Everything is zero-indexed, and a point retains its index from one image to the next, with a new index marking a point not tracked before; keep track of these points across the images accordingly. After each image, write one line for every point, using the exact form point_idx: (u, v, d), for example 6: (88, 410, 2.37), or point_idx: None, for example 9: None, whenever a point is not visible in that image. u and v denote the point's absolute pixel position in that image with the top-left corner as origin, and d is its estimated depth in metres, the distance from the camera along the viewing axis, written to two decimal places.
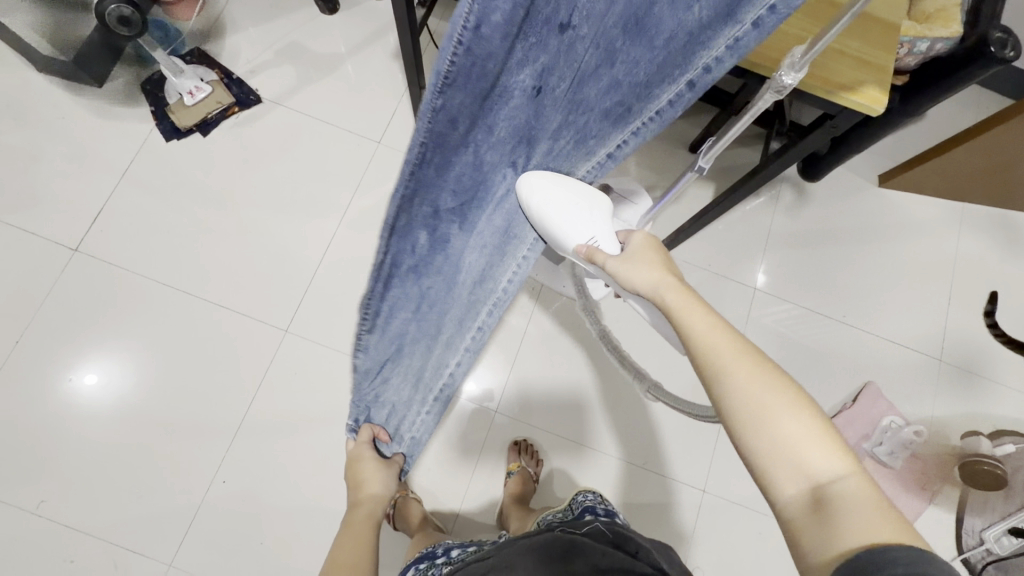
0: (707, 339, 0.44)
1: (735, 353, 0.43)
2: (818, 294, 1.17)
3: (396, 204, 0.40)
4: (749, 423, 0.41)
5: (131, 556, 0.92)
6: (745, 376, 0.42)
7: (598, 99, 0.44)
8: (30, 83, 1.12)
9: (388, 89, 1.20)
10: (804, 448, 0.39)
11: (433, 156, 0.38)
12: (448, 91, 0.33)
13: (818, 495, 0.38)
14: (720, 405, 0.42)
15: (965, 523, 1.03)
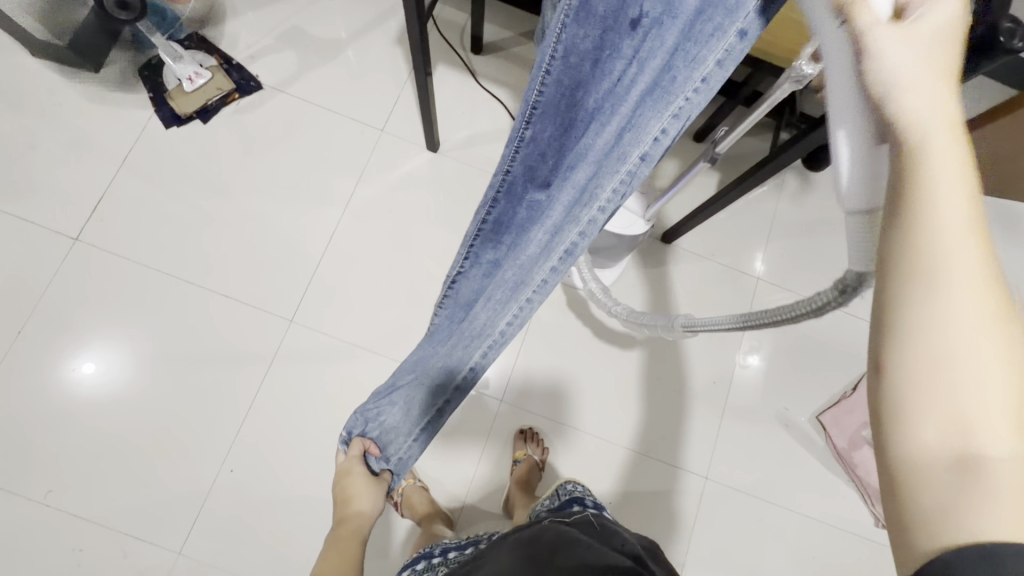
0: (937, 176, 0.25)
1: (968, 218, 0.25)
2: (820, 283, 1.17)
3: (481, 227, 0.50)
4: (926, 323, 0.25)
5: (140, 544, 0.93)
6: (954, 271, 0.24)
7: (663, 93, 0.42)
8: (25, 68, 1.09)
9: (391, 76, 1.18)
10: (991, 406, 0.24)
11: (519, 185, 0.46)
12: (533, 122, 0.41)
13: (969, 462, 0.24)
14: (889, 291, 0.26)
15: None
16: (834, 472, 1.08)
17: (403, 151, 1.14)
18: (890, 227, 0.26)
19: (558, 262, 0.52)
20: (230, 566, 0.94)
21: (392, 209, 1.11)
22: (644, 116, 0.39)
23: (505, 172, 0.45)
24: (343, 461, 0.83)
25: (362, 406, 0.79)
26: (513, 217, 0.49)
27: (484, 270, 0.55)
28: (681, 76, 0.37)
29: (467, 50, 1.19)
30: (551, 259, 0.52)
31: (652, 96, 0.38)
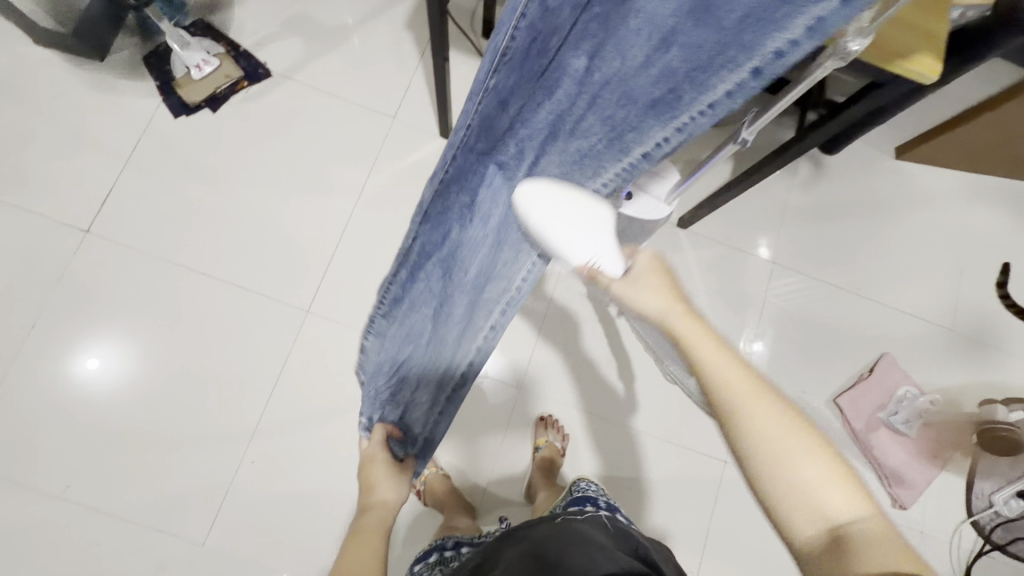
0: (722, 379, 0.44)
1: (749, 385, 0.44)
2: (836, 267, 1.17)
3: (437, 184, 0.45)
4: (765, 464, 0.42)
5: (163, 538, 0.92)
6: (757, 417, 0.43)
7: (648, 91, 0.38)
8: (27, 56, 1.07)
9: (401, 62, 1.16)
10: (816, 485, 0.41)
11: (476, 138, 0.41)
12: (502, 69, 0.35)
13: (835, 535, 0.40)
14: (735, 442, 0.43)
15: (976, 488, 1.07)
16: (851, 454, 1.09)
17: (415, 139, 1.13)
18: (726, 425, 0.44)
19: None
20: (254, 558, 0.93)
21: (405, 197, 1.10)
22: (645, 125, 0.41)
23: (467, 125, 0.39)
24: (365, 448, 0.82)
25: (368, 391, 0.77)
26: (469, 171, 0.45)
27: (431, 228, 0.51)
28: (687, 98, 0.38)
29: (478, 35, 1.17)
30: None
31: (654, 112, 0.39)
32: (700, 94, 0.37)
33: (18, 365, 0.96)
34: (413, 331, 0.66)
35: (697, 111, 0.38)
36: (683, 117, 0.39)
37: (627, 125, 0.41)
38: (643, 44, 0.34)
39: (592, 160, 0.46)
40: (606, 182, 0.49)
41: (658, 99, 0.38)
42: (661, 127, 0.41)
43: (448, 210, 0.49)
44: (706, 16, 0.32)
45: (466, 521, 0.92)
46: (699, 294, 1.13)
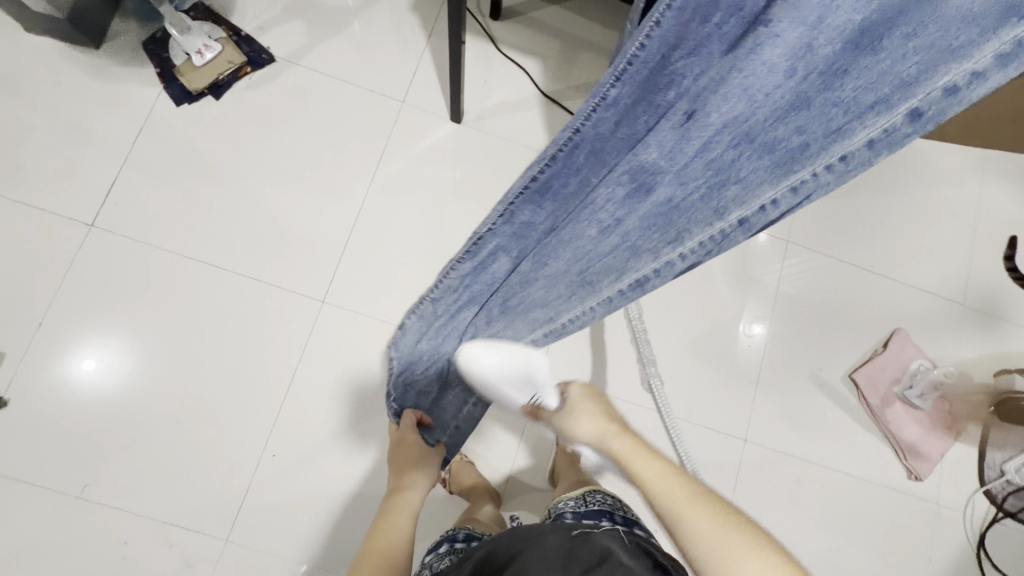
0: (658, 488, 0.52)
1: (686, 497, 0.51)
2: (850, 244, 1.18)
3: (527, 184, 0.48)
4: (713, 567, 0.46)
5: (186, 533, 0.91)
6: (697, 522, 0.49)
7: (775, 130, 0.39)
8: (21, 45, 1.03)
9: (408, 44, 1.14)
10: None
11: (580, 153, 0.46)
12: (624, 78, 0.42)
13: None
14: (684, 548, 0.48)
15: (987, 459, 1.09)
16: (868, 429, 1.10)
17: (426, 124, 1.11)
18: (672, 535, 0.50)
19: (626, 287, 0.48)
20: (280, 551, 0.92)
21: (417, 183, 1.08)
22: (758, 175, 0.41)
23: (577, 128, 0.44)
24: (395, 434, 0.82)
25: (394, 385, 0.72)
26: (563, 185, 0.48)
27: (508, 234, 0.52)
28: (816, 146, 0.38)
29: (485, 17, 1.16)
30: (623, 281, 0.48)
31: (772, 159, 0.40)
32: (833, 138, 0.38)
33: (26, 363, 0.93)
34: (445, 343, 0.59)
35: (822, 165, 0.38)
36: (803, 172, 0.39)
37: (733, 168, 0.41)
38: (782, 77, 0.38)
39: (683, 214, 0.44)
40: (684, 253, 0.45)
41: (782, 143, 0.39)
42: (776, 184, 0.40)
43: (530, 219, 0.50)
44: (862, 50, 0.35)
45: (488, 510, 0.90)
46: (715, 274, 1.13)
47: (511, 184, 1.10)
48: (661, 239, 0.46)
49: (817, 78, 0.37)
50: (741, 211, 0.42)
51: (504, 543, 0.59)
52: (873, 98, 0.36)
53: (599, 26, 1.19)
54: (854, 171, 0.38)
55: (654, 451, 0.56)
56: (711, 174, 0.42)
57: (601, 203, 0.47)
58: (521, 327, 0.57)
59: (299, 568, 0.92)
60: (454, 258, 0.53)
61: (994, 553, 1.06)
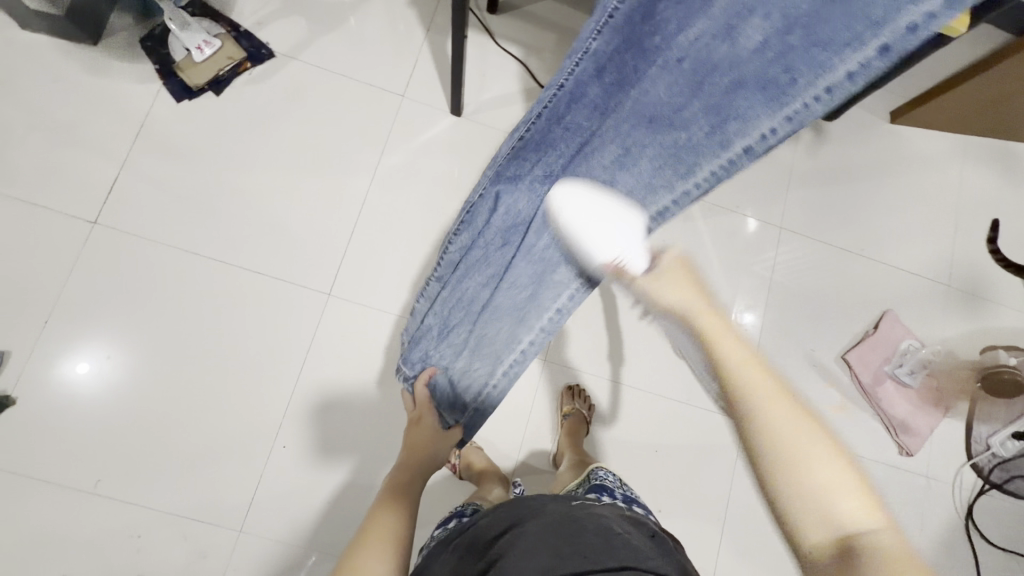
0: (745, 385, 0.47)
1: (774, 392, 0.47)
2: (838, 228, 1.21)
3: (514, 144, 0.55)
4: (785, 470, 0.45)
5: (200, 526, 0.92)
6: (780, 430, 0.45)
7: (754, 74, 0.43)
8: (19, 42, 1.03)
9: (406, 38, 1.15)
10: (834, 501, 0.44)
11: (563, 107, 0.51)
12: (605, 31, 0.45)
13: (844, 542, 0.42)
14: (757, 450, 0.46)
15: (974, 433, 1.14)
16: (860, 406, 1.14)
17: (426, 118, 1.12)
18: (746, 433, 0.46)
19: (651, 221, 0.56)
20: (293, 541, 0.93)
21: (419, 176, 1.09)
22: (755, 113, 0.45)
23: (560, 85, 0.49)
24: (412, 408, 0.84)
25: (420, 343, 0.78)
26: (549, 138, 0.54)
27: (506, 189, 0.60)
28: (801, 81, 0.42)
29: (480, 11, 1.17)
30: (644, 219, 0.55)
31: (764, 95, 0.44)
32: (819, 72, 0.41)
33: (32, 362, 0.93)
34: (471, 296, 0.69)
35: (813, 96, 0.42)
36: (796, 104, 0.43)
37: (731, 109, 0.46)
38: (760, 22, 0.41)
39: (691, 151, 0.50)
40: (697, 184, 0.51)
41: (773, 81, 0.43)
42: (774, 117, 0.44)
43: (519, 172, 0.58)
44: None
45: (496, 492, 0.91)
46: (712, 262, 1.16)
47: None
48: (673, 173, 0.52)
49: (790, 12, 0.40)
50: (743, 142, 0.47)
51: (503, 513, 0.59)
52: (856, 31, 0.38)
53: None
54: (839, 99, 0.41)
55: (756, 354, 0.48)
56: (711, 118, 0.47)
57: (610, 140, 0.53)
58: (555, 274, 0.62)
59: (312, 558, 0.93)
60: (453, 229, 0.68)
61: (981, 523, 1.11)
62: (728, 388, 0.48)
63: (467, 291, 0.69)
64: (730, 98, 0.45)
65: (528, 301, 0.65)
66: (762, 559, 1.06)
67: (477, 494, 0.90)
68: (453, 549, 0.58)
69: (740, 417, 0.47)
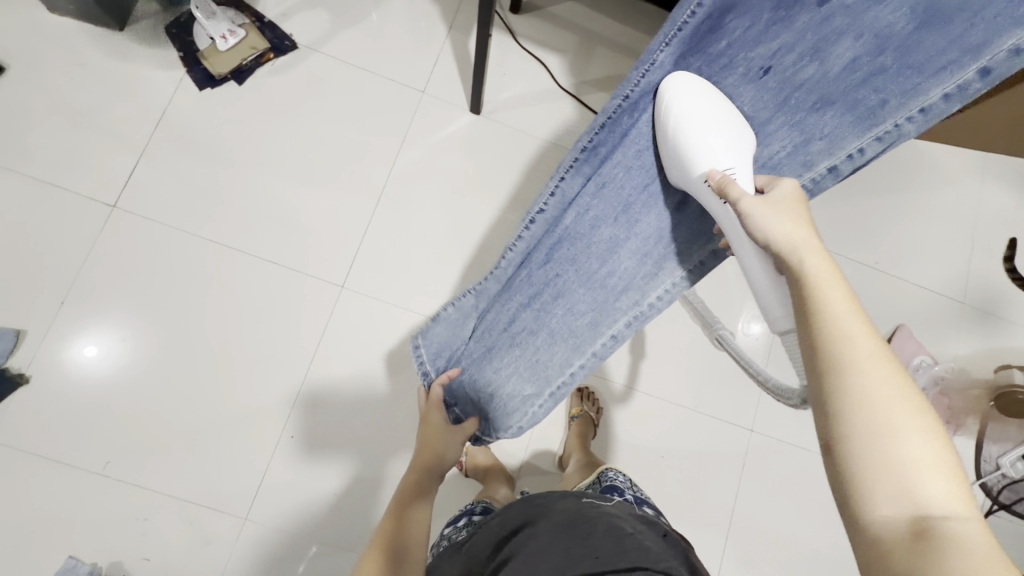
0: (835, 314, 0.41)
1: (874, 352, 0.40)
2: (853, 240, 1.20)
3: (580, 153, 0.66)
4: (864, 416, 0.37)
5: (206, 511, 0.92)
6: (871, 370, 0.39)
7: (840, 94, 0.61)
8: (46, 26, 1.04)
9: (429, 34, 1.15)
10: (919, 465, 0.36)
11: (632, 109, 0.64)
12: (672, 43, 0.60)
13: (922, 526, 0.34)
14: (835, 388, 0.39)
15: (983, 452, 1.11)
16: None
17: (445, 115, 1.12)
18: (824, 368, 0.40)
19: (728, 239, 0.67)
20: (297, 531, 0.94)
21: (436, 172, 1.10)
22: (842, 130, 0.62)
23: (627, 94, 0.63)
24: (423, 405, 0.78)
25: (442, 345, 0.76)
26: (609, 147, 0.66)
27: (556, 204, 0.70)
28: (886, 103, 0.60)
29: (502, 10, 1.17)
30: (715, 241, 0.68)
31: (853, 113, 0.62)
32: (911, 95, 0.59)
33: (44, 343, 0.94)
34: (512, 310, 0.72)
35: (902, 116, 0.60)
36: (886, 124, 0.61)
37: (818, 128, 0.63)
38: (847, 44, 0.59)
39: (774, 168, 0.65)
40: None
41: (862, 102, 0.61)
42: (862, 135, 0.62)
43: (579, 190, 0.69)
44: (917, 28, 0.57)
45: (503, 492, 0.91)
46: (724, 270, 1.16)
47: (526, 174, 1.12)
48: None
49: (879, 37, 0.58)
50: (828, 160, 0.64)
51: (514, 511, 0.59)
52: (945, 61, 0.57)
53: (615, 21, 1.20)
54: (931, 118, 0.59)
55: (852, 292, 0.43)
56: (797, 134, 0.64)
57: None
58: (616, 304, 0.70)
59: (314, 548, 0.93)
60: (517, 235, 0.71)
61: None
62: (810, 315, 0.43)
63: (506, 305, 0.73)
64: (818, 115, 0.63)
65: (581, 330, 0.71)
66: (763, 569, 1.05)
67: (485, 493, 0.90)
68: (464, 548, 0.59)
69: (815, 349, 0.41)
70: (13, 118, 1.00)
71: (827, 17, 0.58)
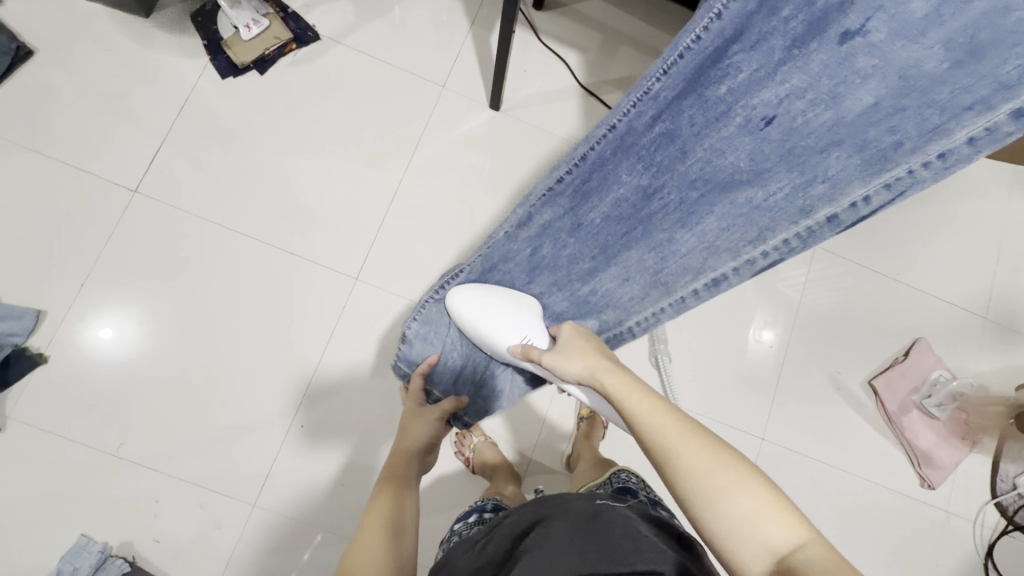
0: (636, 411, 0.50)
1: (680, 430, 0.48)
2: (874, 250, 1.18)
3: (559, 179, 0.62)
4: (699, 492, 0.44)
5: (215, 496, 0.93)
6: (687, 452, 0.46)
7: (850, 141, 0.51)
8: (76, 11, 1.06)
9: (452, 29, 1.15)
10: (756, 513, 0.42)
11: (617, 144, 0.58)
12: (667, 75, 0.52)
13: (783, 567, 0.40)
14: (673, 482, 0.46)
15: (1000, 471, 1.10)
16: (884, 434, 1.11)
17: (465, 111, 1.12)
18: (657, 462, 0.47)
19: (711, 280, 0.65)
20: (304, 520, 0.94)
21: (452, 168, 1.09)
22: (848, 177, 0.53)
23: (613, 125, 0.56)
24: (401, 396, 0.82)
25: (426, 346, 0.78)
26: (589, 181, 0.62)
27: (533, 232, 0.68)
28: (907, 148, 0.49)
29: (525, 6, 1.17)
30: (699, 280, 0.66)
31: (863, 161, 0.52)
32: (930, 137, 0.48)
33: (63, 324, 0.96)
34: None
35: (919, 162, 0.49)
36: (898, 171, 0.50)
37: (821, 171, 0.54)
38: (871, 84, 0.48)
39: (768, 216, 0.58)
40: (767, 250, 0.60)
41: (874, 145, 0.51)
42: (869, 182, 0.52)
43: (551, 218, 0.66)
44: (965, 60, 0.44)
45: (511, 489, 0.92)
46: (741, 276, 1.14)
47: (543, 172, 1.11)
48: (743, 239, 0.61)
49: (905, 78, 0.47)
50: (828, 209, 0.55)
51: (527, 510, 0.60)
52: (972, 99, 0.45)
53: (639, 20, 1.19)
54: (952, 166, 0.48)
55: (646, 386, 0.53)
56: (797, 178, 0.55)
57: (676, 201, 0.61)
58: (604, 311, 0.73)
59: (318, 537, 0.94)
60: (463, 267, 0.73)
61: (1001, 564, 1.08)
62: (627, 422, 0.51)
63: None
64: (822, 157, 0.53)
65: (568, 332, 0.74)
66: None
67: (492, 491, 0.90)
68: (475, 546, 0.59)
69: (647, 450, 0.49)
70: (40, 101, 1.02)
71: (847, 56, 0.47)
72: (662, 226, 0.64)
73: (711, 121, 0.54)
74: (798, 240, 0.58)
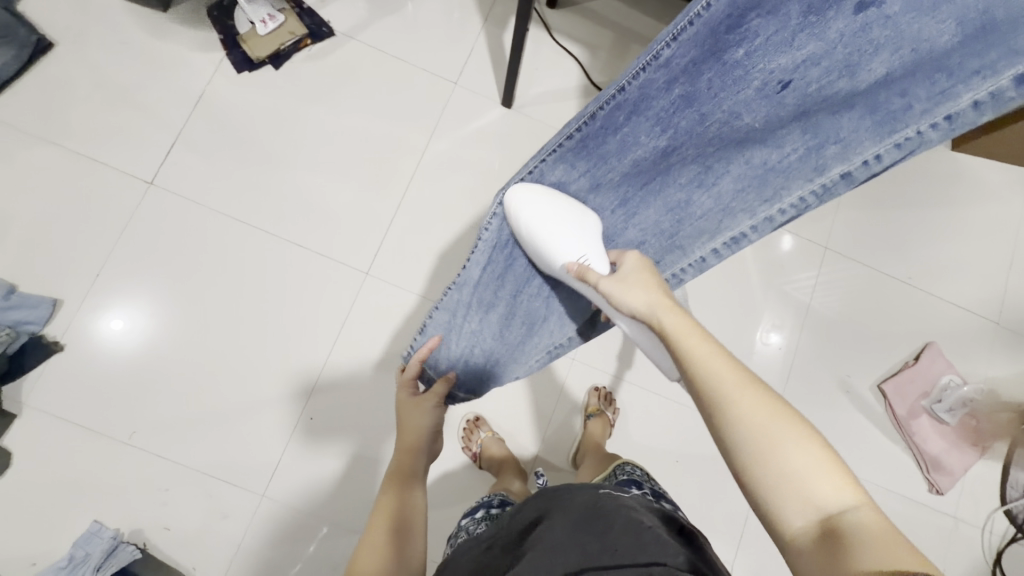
0: (695, 354, 0.48)
1: (741, 380, 0.45)
2: (886, 254, 1.17)
3: (572, 142, 0.64)
4: (752, 446, 0.42)
5: (224, 486, 0.94)
6: (746, 405, 0.44)
7: (862, 104, 0.55)
8: (95, 5, 1.07)
9: (465, 26, 1.15)
10: (808, 475, 0.40)
11: (633, 103, 0.61)
12: (679, 41, 0.58)
13: (827, 529, 0.38)
14: (727, 433, 0.43)
15: (1010, 478, 1.09)
16: (893, 439, 1.11)
17: (477, 108, 1.12)
18: (709, 408, 0.45)
19: (728, 242, 0.64)
20: (311, 511, 0.95)
21: (463, 164, 1.10)
22: (858, 136, 0.55)
23: (623, 86, 0.60)
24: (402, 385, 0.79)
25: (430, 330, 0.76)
26: (602, 143, 0.63)
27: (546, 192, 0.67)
28: (916, 110, 0.52)
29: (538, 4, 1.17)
30: (717, 240, 0.65)
31: (873, 121, 0.54)
32: (939, 100, 0.51)
33: (76, 314, 0.97)
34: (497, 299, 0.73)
35: (928, 123, 0.52)
36: (907, 131, 0.53)
37: (833, 132, 0.56)
38: (884, 56, 0.54)
39: (782, 175, 0.60)
40: (785, 208, 0.61)
41: (885, 106, 0.54)
42: (880, 141, 0.55)
43: (564, 177, 0.66)
44: (968, 30, 0.50)
45: (517, 486, 0.91)
46: (750, 278, 1.14)
47: None
48: (756, 198, 0.62)
49: (916, 51, 0.52)
50: (841, 166, 0.57)
51: (530, 504, 0.60)
52: (981, 64, 0.50)
53: (652, 20, 1.19)
54: (959, 127, 0.51)
55: (711, 334, 0.50)
56: (810, 139, 0.58)
57: (691, 160, 0.63)
58: None
59: (325, 528, 0.95)
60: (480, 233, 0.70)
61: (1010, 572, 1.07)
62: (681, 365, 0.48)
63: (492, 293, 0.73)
64: (834, 118, 0.56)
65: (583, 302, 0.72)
66: None
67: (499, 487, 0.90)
68: (481, 542, 0.59)
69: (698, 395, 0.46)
70: (58, 94, 1.03)
71: (863, 27, 0.54)
72: (676, 186, 0.65)
73: (733, 81, 0.59)
74: (814, 198, 0.59)
